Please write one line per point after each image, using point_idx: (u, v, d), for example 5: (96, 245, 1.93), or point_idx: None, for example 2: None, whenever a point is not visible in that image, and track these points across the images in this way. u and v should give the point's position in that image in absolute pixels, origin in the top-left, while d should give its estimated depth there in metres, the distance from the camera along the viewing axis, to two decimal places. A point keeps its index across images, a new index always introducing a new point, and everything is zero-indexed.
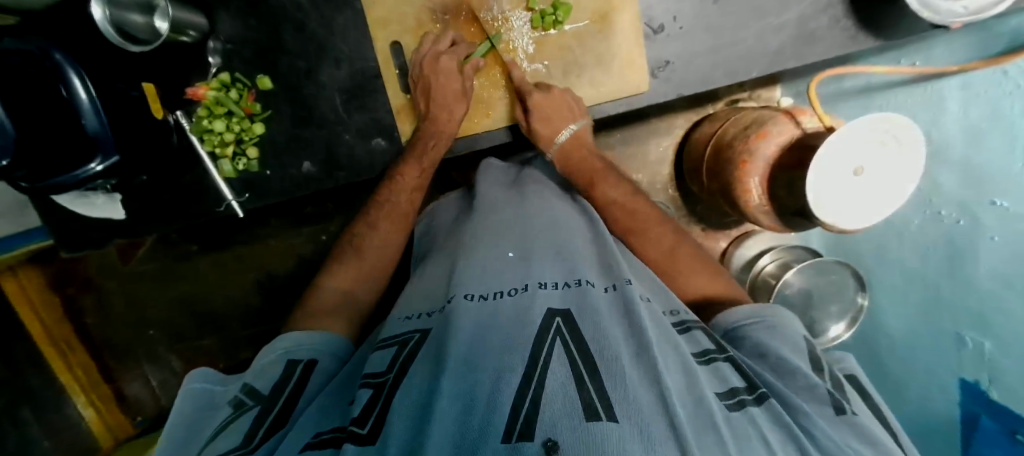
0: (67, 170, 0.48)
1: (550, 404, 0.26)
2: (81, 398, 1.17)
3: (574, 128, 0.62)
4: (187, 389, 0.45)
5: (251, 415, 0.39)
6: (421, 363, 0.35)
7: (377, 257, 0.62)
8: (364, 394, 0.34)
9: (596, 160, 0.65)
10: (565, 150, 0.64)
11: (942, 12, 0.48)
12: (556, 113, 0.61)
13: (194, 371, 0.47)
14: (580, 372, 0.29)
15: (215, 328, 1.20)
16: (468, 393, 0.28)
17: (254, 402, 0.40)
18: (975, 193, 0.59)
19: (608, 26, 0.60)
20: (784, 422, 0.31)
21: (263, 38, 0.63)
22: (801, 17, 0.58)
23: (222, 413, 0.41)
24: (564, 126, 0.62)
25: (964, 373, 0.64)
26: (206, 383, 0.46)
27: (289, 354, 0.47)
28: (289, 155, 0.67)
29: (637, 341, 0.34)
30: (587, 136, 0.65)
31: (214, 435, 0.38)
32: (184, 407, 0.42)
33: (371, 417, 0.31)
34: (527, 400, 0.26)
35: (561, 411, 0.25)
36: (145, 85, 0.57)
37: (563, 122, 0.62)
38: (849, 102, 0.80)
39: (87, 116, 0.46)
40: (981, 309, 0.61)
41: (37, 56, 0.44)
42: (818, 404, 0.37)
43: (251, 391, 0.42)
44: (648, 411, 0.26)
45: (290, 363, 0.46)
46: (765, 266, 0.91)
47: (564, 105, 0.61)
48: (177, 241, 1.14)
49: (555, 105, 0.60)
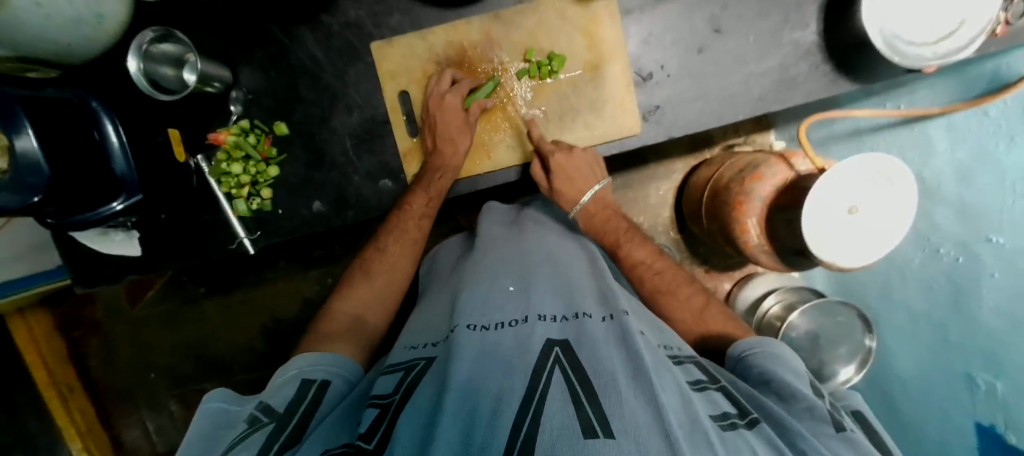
0: (91, 208, 0.53)
1: (549, 424, 0.28)
2: (77, 443, 1.15)
3: (597, 188, 0.67)
4: (205, 408, 0.45)
5: (267, 430, 0.40)
6: (427, 384, 0.36)
7: (387, 282, 0.67)
8: (370, 413, 0.36)
9: (619, 221, 0.69)
10: (588, 210, 0.69)
11: (912, 58, 0.51)
12: (579, 173, 0.65)
13: (216, 390, 0.47)
14: (577, 393, 0.31)
15: (216, 372, 1.19)
16: (472, 411, 0.30)
17: (268, 419, 0.42)
18: (972, 230, 0.58)
19: (600, 74, 0.65)
20: (776, 444, 0.33)
21: (282, 89, 0.69)
22: (782, 65, 0.62)
23: (236, 430, 0.42)
24: (590, 187, 0.66)
25: (979, 415, 0.61)
26: (225, 402, 0.46)
27: (305, 373, 0.49)
28: (301, 196, 0.71)
29: (634, 363, 0.35)
30: (608, 195, 0.70)
31: (232, 445, 0.39)
32: (201, 426, 0.43)
33: (377, 433, 0.35)
34: (527, 420, 0.28)
35: (560, 430, 0.27)
36: (172, 130, 0.61)
37: (586, 183, 0.67)
38: (841, 145, 0.83)
39: (117, 159, 0.52)
40: (992, 349, 0.58)
41: (75, 104, 0.50)
42: (818, 423, 0.38)
43: (266, 407, 0.43)
44: (645, 428, 0.27)
45: (305, 382, 0.47)
46: (770, 307, 0.90)
47: (585, 166, 0.65)
48: (186, 283, 1.17)
49: (576, 166, 0.65)
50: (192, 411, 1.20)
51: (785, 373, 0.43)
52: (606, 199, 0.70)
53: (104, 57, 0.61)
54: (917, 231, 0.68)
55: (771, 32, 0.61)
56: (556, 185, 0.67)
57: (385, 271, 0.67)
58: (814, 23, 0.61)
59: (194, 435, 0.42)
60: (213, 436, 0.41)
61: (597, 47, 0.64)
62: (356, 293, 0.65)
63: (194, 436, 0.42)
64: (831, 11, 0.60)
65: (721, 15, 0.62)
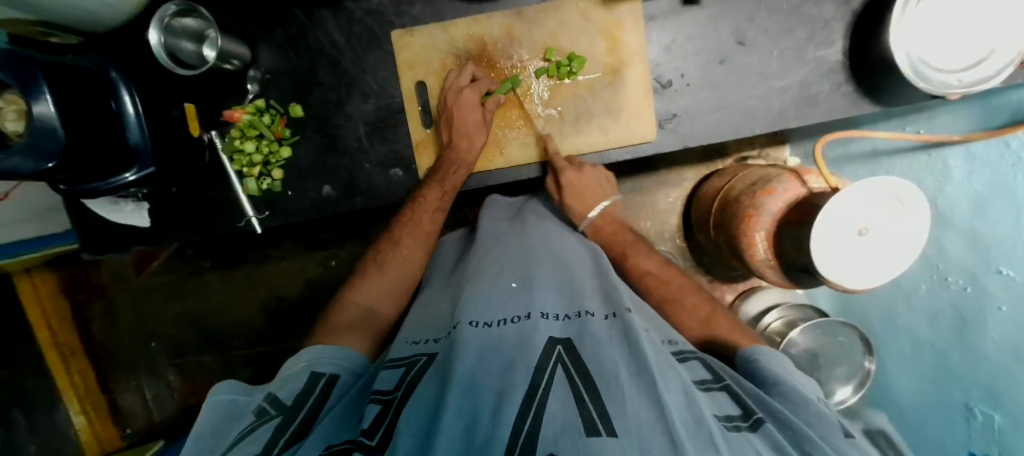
0: (104, 177, 0.53)
1: (550, 423, 0.28)
2: (75, 406, 1.17)
3: (606, 204, 0.67)
4: (212, 400, 0.45)
5: (274, 424, 0.41)
6: (430, 380, 0.37)
7: (398, 274, 0.67)
8: (372, 410, 0.37)
9: (627, 233, 0.69)
10: (598, 224, 0.69)
11: (936, 83, 0.50)
12: (589, 191, 0.65)
13: (220, 383, 0.48)
14: (580, 392, 0.31)
15: (215, 345, 1.20)
16: (473, 410, 0.30)
17: (275, 412, 0.43)
18: (984, 261, 0.58)
19: (620, 78, 0.64)
20: (779, 444, 0.33)
21: (299, 71, 0.69)
22: (803, 81, 0.61)
23: (245, 421, 0.43)
24: (598, 204, 0.66)
25: (973, 447, 0.62)
26: (232, 393, 0.47)
27: (313, 366, 0.49)
28: (311, 179, 0.71)
29: (637, 361, 0.35)
30: (617, 211, 0.70)
31: (236, 441, 0.39)
32: (208, 420, 0.43)
33: (379, 430, 0.35)
34: (528, 419, 0.28)
35: (562, 429, 0.27)
36: (187, 106, 0.62)
37: (597, 199, 0.66)
38: (858, 166, 0.82)
39: (132, 131, 0.52)
40: (991, 382, 0.58)
41: (95, 73, 0.50)
42: (828, 429, 0.38)
43: (274, 400, 0.44)
44: (647, 426, 0.28)
45: (314, 375, 0.48)
46: (771, 323, 0.89)
47: (598, 186, 0.66)
48: (191, 256, 1.18)
49: (589, 185, 0.65)
50: (189, 382, 1.22)
51: (794, 381, 0.43)
52: (614, 215, 0.70)
53: (125, 27, 0.62)
54: (926, 257, 0.68)
55: (796, 47, 0.61)
56: (567, 201, 0.66)
57: (398, 264, 0.67)
58: (840, 41, 0.60)
59: (199, 428, 0.43)
60: (220, 428, 0.43)
61: (617, 52, 0.63)
62: (368, 285, 0.66)
63: (200, 429, 0.43)
64: (859, 30, 0.60)
65: (746, 27, 0.61)
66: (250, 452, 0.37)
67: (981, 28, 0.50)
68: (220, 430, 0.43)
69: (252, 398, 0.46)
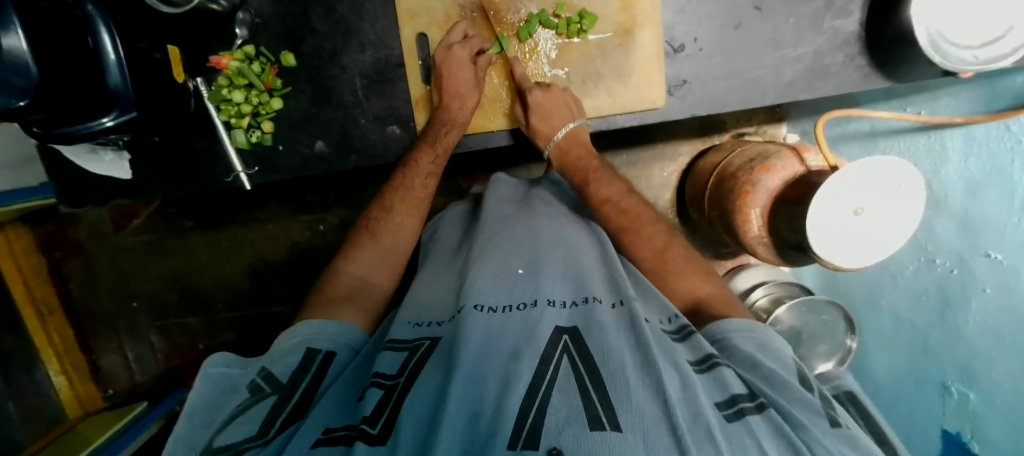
0: (79, 121, 0.50)
1: (554, 416, 0.27)
2: (54, 365, 1.13)
3: (573, 126, 0.64)
4: (206, 372, 0.45)
5: (269, 402, 0.40)
6: (433, 368, 0.36)
7: (393, 241, 0.65)
8: (374, 395, 0.35)
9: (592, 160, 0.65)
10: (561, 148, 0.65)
11: (953, 59, 0.49)
12: (556, 109, 0.62)
13: (215, 354, 0.47)
14: (584, 383, 0.31)
15: (199, 307, 1.18)
16: (474, 402, 0.30)
17: (271, 389, 0.42)
18: (972, 244, 0.59)
19: (630, 40, 0.62)
20: (782, 430, 0.32)
21: (292, 17, 0.65)
22: (816, 52, 0.60)
23: (239, 397, 0.42)
24: (563, 125, 0.63)
25: (947, 424, 0.67)
26: (224, 366, 0.46)
27: (309, 341, 0.48)
28: (303, 134, 0.68)
29: (643, 352, 0.35)
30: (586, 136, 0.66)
31: (230, 420, 0.39)
32: (205, 391, 0.43)
33: (381, 417, 0.33)
34: (532, 410, 0.28)
35: (565, 420, 0.27)
36: (170, 48, 0.58)
37: (563, 120, 0.63)
38: (852, 146, 0.84)
39: (112, 73, 0.48)
40: (967, 360, 0.62)
41: (70, 5, 0.45)
42: (813, 415, 0.37)
43: (267, 376, 0.43)
44: (651, 421, 0.27)
45: (310, 352, 0.47)
46: (757, 299, 0.89)
47: (563, 102, 0.62)
48: (173, 215, 1.14)
49: (553, 101, 0.61)
50: (171, 343, 1.20)
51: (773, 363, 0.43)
52: (581, 141, 0.66)
53: None
54: (915, 238, 0.69)
55: (812, 15, 0.59)
56: (534, 123, 0.63)
57: (391, 231, 0.66)
58: (857, 11, 0.59)
59: (198, 400, 0.42)
60: (218, 402, 0.42)
61: (630, 11, 0.61)
62: (358, 255, 0.64)
63: (199, 401, 0.42)
64: (878, 3, 0.58)
65: None
66: (243, 434, 0.36)
67: (993, 9, 0.50)
68: (217, 406, 0.42)
69: (248, 372, 0.46)
